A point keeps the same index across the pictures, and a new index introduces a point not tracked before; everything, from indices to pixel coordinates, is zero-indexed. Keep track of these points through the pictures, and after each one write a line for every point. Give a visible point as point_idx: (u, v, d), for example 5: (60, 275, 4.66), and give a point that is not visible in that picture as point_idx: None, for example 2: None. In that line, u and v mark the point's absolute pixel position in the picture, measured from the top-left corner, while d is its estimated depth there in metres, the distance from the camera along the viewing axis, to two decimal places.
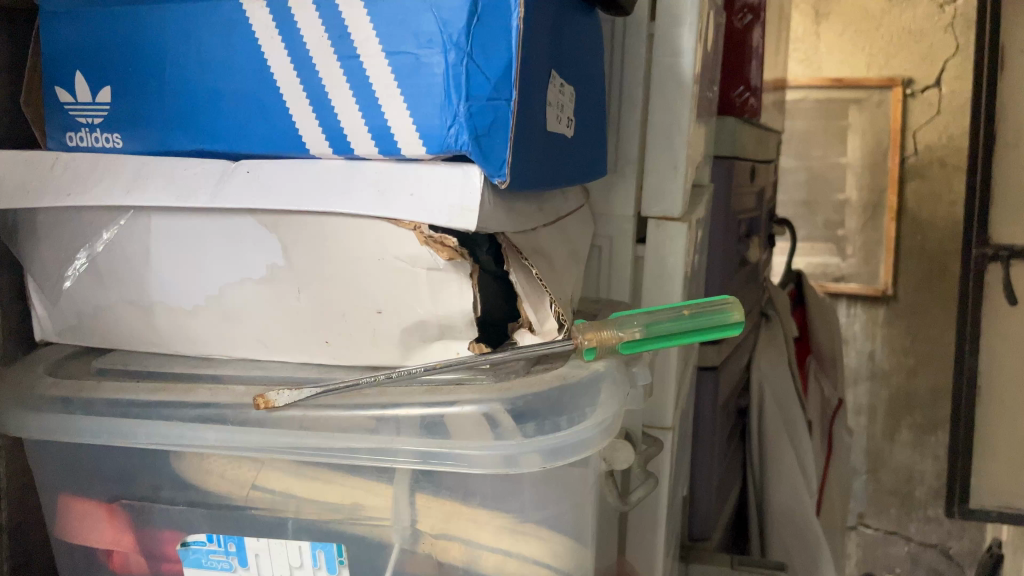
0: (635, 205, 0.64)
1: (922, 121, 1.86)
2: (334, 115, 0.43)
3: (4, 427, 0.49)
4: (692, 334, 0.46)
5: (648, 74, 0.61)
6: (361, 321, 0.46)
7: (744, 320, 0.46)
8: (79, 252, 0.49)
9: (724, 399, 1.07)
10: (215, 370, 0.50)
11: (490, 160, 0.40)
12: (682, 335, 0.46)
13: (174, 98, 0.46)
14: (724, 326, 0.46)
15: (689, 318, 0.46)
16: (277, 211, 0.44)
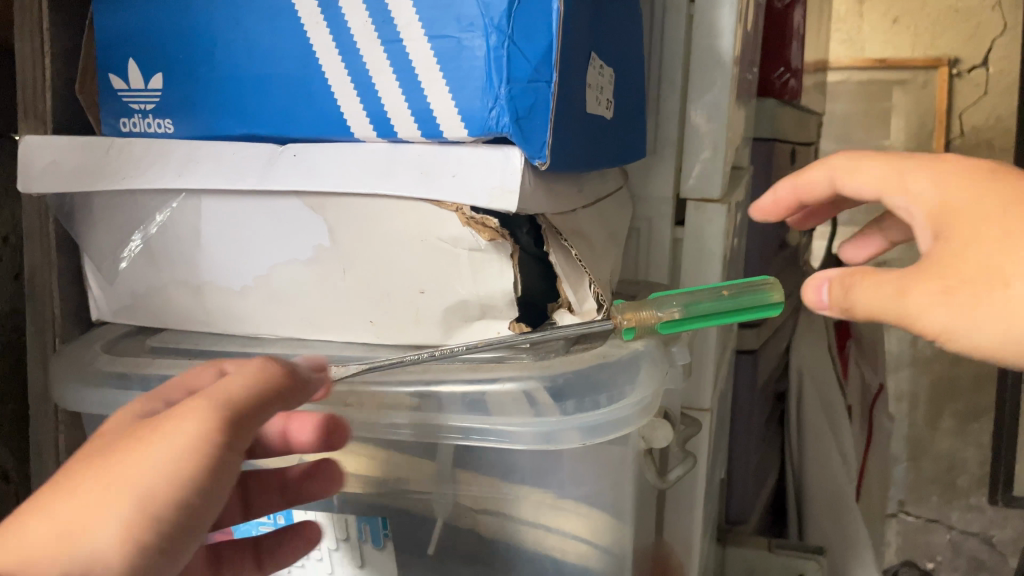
0: (674, 187, 0.64)
1: (967, 102, 1.83)
2: (377, 98, 0.44)
3: (64, 402, 0.51)
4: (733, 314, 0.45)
5: (688, 56, 0.61)
6: (403, 301, 0.47)
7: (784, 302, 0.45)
8: (134, 234, 0.51)
9: (762, 382, 1.07)
10: (263, 348, 0.52)
11: (531, 142, 0.41)
12: (722, 316, 0.45)
13: (223, 83, 0.47)
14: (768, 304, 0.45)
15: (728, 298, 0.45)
16: (323, 193, 0.46)
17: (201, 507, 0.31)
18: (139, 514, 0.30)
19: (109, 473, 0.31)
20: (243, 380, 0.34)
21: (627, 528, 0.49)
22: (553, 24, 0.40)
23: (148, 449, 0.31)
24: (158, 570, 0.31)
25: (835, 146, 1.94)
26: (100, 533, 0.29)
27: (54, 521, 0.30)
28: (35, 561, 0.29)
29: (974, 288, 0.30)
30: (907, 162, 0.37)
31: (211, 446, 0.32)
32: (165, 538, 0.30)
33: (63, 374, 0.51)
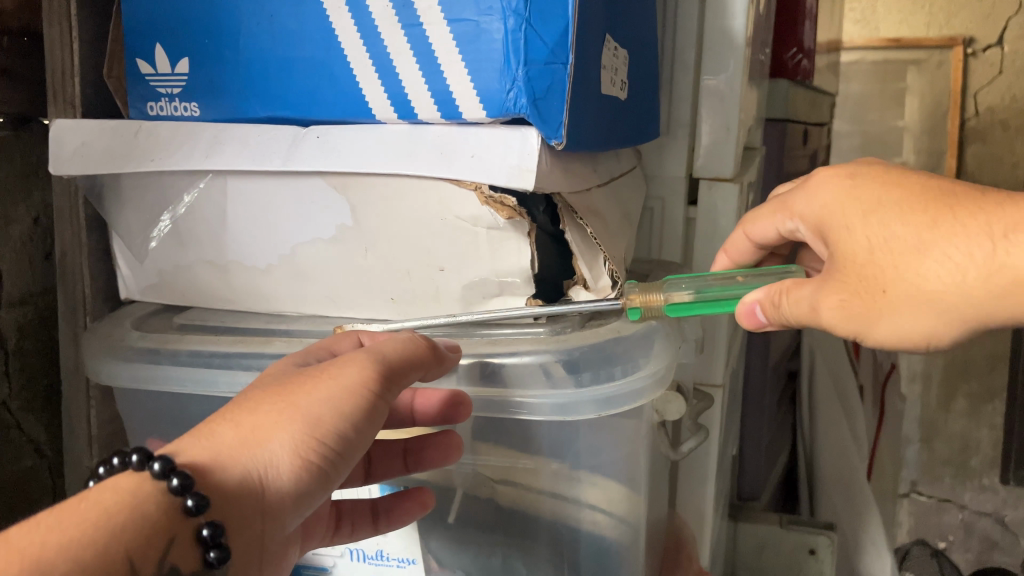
0: (686, 166, 0.65)
1: (982, 82, 1.81)
2: (398, 81, 0.45)
3: (97, 376, 0.52)
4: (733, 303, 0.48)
5: (701, 37, 0.62)
6: (424, 278, 0.49)
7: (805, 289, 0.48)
8: (163, 214, 0.53)
9: (775, 361, 1.08)
10: (287, 325, 0.53)
11: (547, 122, 0.42)
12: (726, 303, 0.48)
13: (248, 68, 0.49)
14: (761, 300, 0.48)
15: (743, 283, 0.48)
16: (346, 173, 0.47)
17: (355, 447, 0.36)
18: (314, 438, 0.35)
19: (289, 399, 0.36)
20: (393, 345, 0.39)
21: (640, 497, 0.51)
22: (568, 6, 0.40)
23: (321, 386, 0.36)
24: (312, 495, 0.35)
25: (849, 126, 1.94)
26: (282, 448, 0.34)
27: (239, 432, 0.35)
28: (225, 462, 0.34)
29: (862, 299, 0.41)
30: (804, 185, 0.46)
31: (371, 395, 0.37)
32: (327, 466, 0.35)
33: (95, 350, 0.53)
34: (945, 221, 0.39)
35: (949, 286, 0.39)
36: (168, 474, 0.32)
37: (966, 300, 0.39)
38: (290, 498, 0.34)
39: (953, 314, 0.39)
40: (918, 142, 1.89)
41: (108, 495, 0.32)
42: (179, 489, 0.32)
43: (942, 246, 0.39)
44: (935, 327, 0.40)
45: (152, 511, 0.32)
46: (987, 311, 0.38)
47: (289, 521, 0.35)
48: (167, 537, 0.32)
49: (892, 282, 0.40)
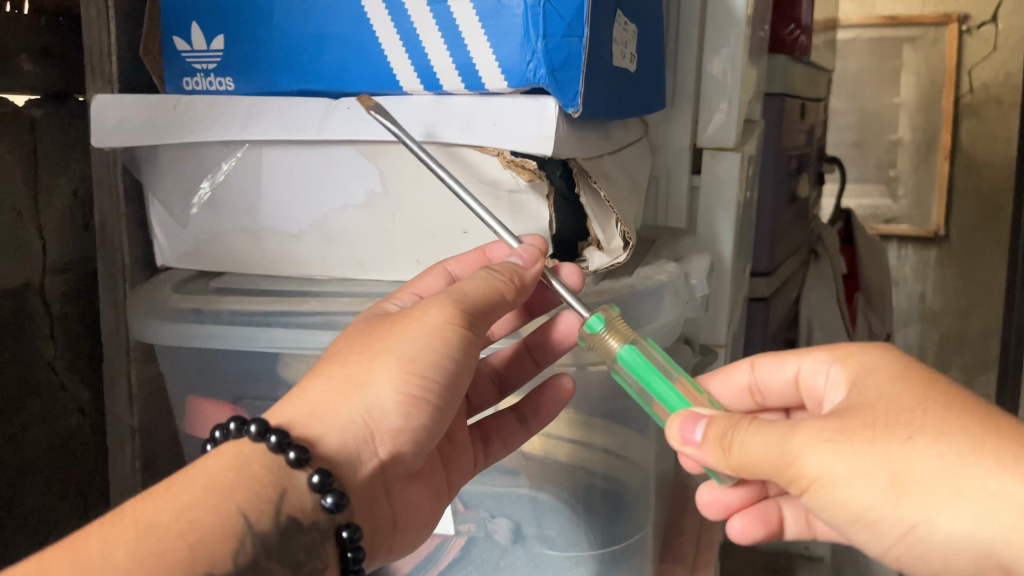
0: (691, 137, 0.68)
1: (978, 58, 1.84)
2: (424, 54, 0.49)
3: (143, 335, 0.57)
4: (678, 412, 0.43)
5: (703, 13, 0.65)
6: (449, 240, 0.53)
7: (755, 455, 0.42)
8: (202, 182, 0.56)
9: (774, 329, 1.12)
10: (317, 287, 0.56)
11: (565, 92, 0.46)
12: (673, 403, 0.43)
13: (281, 44, 0.52)
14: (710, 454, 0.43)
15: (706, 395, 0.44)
16: (375, 141, 0.51)
17: (447, 381, 0.41)
18: (401, 385, 0.39)
19: (380, 347, 0.40)
20: (476, 281, 0.42)
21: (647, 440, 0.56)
22: None
23: (403, 333, 0.40)
24: (416, 425, 0.40)
25: (845, 104, 1.96)
26: (373, 396, 0.39)
27: (336, 385, 0.40)
28: (323, 419, 0.39)
29: (858, 441, 0.33)
30: (830, 344, 0.43)
31: (453, 332, 0.40)
32: (420, 404, 0.40)
33: (140, 311, 0.57)
34: (1002, 448, 0.32)
35: (911, 446, 0.33)
36: (266, 434, 0.38)
37: (922, 470, 0.32)
38: (392, 435, 0.40)
39: (895, 478, 0.32)
40: (913, 119, 1.92)
41: (222, 462, 0.38)
42: (278, 445, 0.38)
43: (918, 416, 0.34)
44: (871, 490, 0.33)
45: (260, 472, 0.38)
46: (933, 494, 0.32)
47: (402, 452, 0.41)
48: (282, 487, 0.38)
49: (852, 423, 0.34)
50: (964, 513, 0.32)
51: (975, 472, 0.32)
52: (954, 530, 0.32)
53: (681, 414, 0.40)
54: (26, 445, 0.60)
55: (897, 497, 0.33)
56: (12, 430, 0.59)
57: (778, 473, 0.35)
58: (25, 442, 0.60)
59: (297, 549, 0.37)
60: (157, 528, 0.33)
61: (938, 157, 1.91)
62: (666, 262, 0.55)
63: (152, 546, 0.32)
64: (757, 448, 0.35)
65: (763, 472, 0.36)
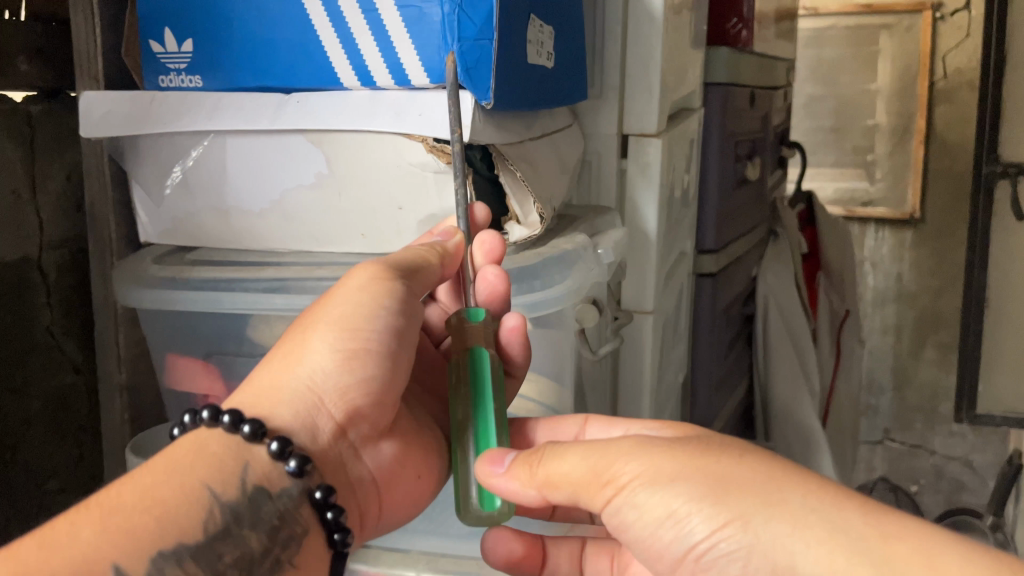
0: (618, 125, 0.76)
1: (951, 43, 1.91)
2: (360, 54, 0.56)
3: (127, 301, 0.65)
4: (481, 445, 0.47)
5: (626, 13, 0.73)
6: (386, 216, 0.60)
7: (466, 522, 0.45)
8: (174, 167, 0.64)
9: (726, 303, 1.19)
10: (277, 258, 0.65)
11: (478, 86, 0.53)
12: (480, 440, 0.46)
13: (240, 47, 0.60)
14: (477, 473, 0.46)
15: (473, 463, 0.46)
16: (320, 131, 0.59)
17: (385, 335, 0.46)
18: (339, 342, 0.45)
19: (316, 315, 0.47)
20: (404, 250, 0.50)
21: (565, 389, 0.63)
22: None
23: (337, 299, 0.47)
24: (364, 375, 0.46)
25: (820, 89, 2.04)
26: (315, 360, 0.45)
27: (281, 363, 0.46)
28: (277, 394, 0.45)
29: (671, 450, 0.40)
30: (665, 420, 0.51)
31: (381, 289, 0.47)
32: (363, 359, 0.46)
33: (125, 281, 0.65)
34: (796, 471, 0.38)
35: (738, 463, 0.39)
36: (218, 417, 0.43)
37: (739, 479, 0.38)
38: (342, 392, 0.45)
39: (716, 484, 0.37)
40: (889, 104, 1.99)
41: (186, 445, 0.43)
42: (232, 422, 0.43)
43: (745, 448, 0.40)
44: (689, 492, 0.37)
45: (220, 449, 0.42)
46: (749, 501, 0.37)
47: (361, 408, 0.46)
48: (243, 461, 0.42)
49: (680, 446, 0.40)
50: (776, 517, 0.36)
51: (786, 484, 0.37)
52: (760, 540, 0.36)
53: (491, 449, 0.44)
54: (26, 399, 0.69)
55: (712, 501, 0.37)
56: (14, 384, 0.68)
57: (595, 481, 0.40)
58: (25, 396, 0.69)
59: (269, 515, 0.42)
60: (121, 507, 0.37)
61: (913, 142, 1.98)
62: (576, 235, 0.63)
63: (118, 524, 0.36)
64: (583, 458, 0.41)
65: (580, 481, 0.41)
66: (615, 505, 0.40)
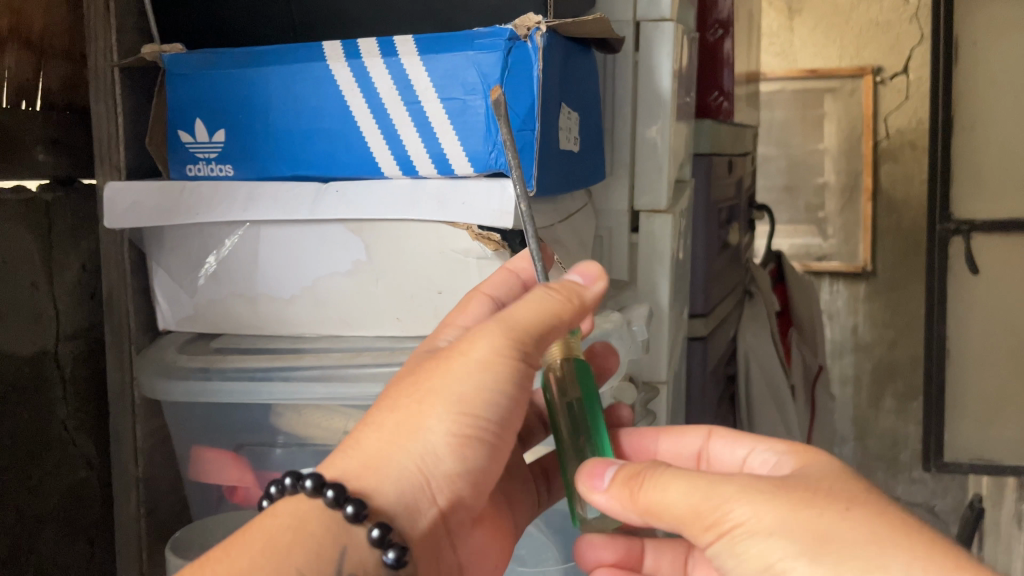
0: (628, 202, 0.78)
1: (892, 106, 2.01)
2: (402, 144, 0.57)
3: (154, 392, 0.64)
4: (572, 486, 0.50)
5: (635, 94, 0.76)
6: (425, 300, 0.61)
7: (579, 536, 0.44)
8: (208, 257, 0.64)
9: (713, 365, 1.21)
10: (307, 345, 0.64)
11: (521, 175, 0.55)
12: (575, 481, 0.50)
13: (276, 137, 0.60)
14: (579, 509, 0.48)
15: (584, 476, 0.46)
16: (361, 220, 0.59)
17: (500, 421, 0.43)
18: (455, 427, 0.42)
19: (428, 386, 0.42)
20: (529, 308, 0.44)
21: None
22: (534, 85, 0.54)
23: (453, 371, 0.42)
24: (471, 461, 0.43)
25: (775, 149, 2.12)
26: (431, 442, 0.42)
27: (389, 434, 0.42)
28: (381, 470, 0.42)
29: (783, 497, 0.37)
30: (791, 445, 0.47)
31: (512, 374, 0.43)
32: (474, 445, 0.43)
33: (151, 372, 0.64)
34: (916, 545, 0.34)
35: (844, 524, 0.35)
36: (324, 492, 0.40)
37: (846, 540, 0.35)
38: (449, 477, 0.43)
39: (812, 538, 0.35)
40: (837, 163, 2.07)
41: (285, 514, 0.41)
42: (335, 502, 0.40)
43: (859, 500, 0.37)
44: (785, 546, 0.35)
45: (319, 530, 0.40)
46: (849, 566, 0.34)
47: (460, 491, 0.44)
48: (341, 544, 0.40)
49: (786, 496, 0.37)
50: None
51: (890, 553, 0.34)
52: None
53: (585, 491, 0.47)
54: (42, 496, 0.67)
55: (810, 559, 0.35)
56: (30, 483, 0.65)
57: (697, 521, 0.39)
58: (40, 494, 0.66)
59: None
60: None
61: (861, 199, 2.07)
62: (612, 312, 0.64)
63: None
64: (687, 494, 0.39)
65: (681, 517, 0.39)
66: (713, 545, 0.38)
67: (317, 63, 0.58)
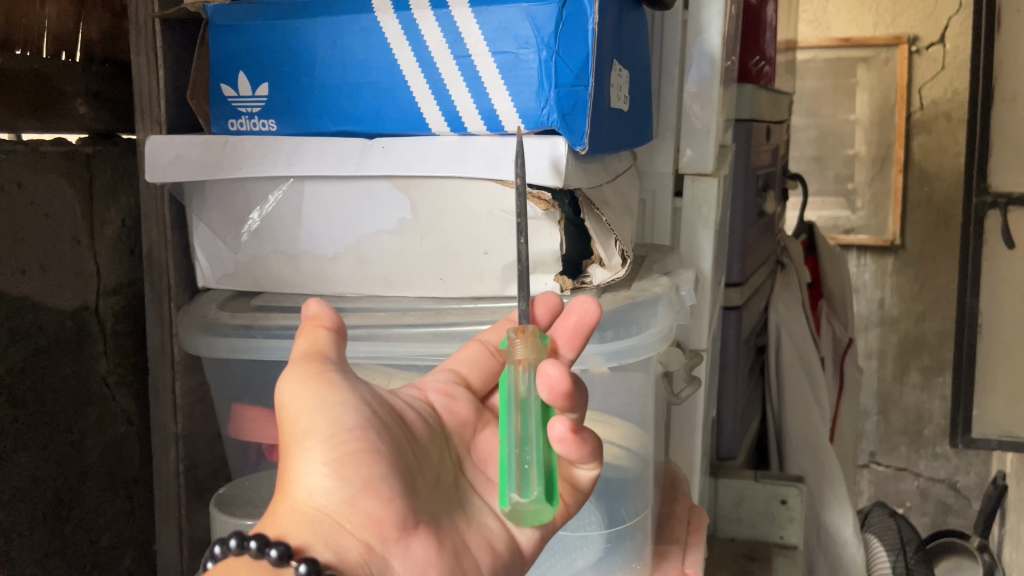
0: (673, 164, 0.77)
1: (927, 76, 1.98)
2: (451, 100, 0.56)
3: (197, 349, 0.64)
4: (506, 442, 0.42)
5: (683, 53, 0.74)
6: (471, 261, 0.59)
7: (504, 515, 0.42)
8: (251, 214, 0.63)
9: (747, 334, 1.20)
10: (347, 304, 0.63)
11: (574, 132, 0.53)
12: (505, 437, 0.42)
13: (321, 92, 0.59)
14: (508, 479, 0.41)
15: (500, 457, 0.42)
16: (407, 176, 0.58)
17: (363, 427, 0.41)
18: (318, 453, 0.40)
19: (285, 444, 0.42)
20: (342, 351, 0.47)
21: (647, 432, 0.62)
22: (588, 39, 0.51)
23: (292, 413, 0.42)
24: (363, 476, 0.40)
25: (805, 120, 2.08)
26: (309, 483, 0.40)
27: (276, 501, 0.41)
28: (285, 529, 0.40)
29: None
30: None
31: (320, 381, 0.42)
32: (351, 460, 0.40)
33: (192, 329, 0.64)
34: None
35: None
36: (246, 544, 0.39)
37: None
38: (348, 505, 0.40)
39: None
40: (869, 134, 2.03)
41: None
42: (258, 548, 0.38)
43: None
44: None
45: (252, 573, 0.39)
46: None
47: (378, 513, 0.40)
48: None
49: None
50: None
51: None
52: None
53: None
54: (83, 450, 0.68)
55: None
56: (72, 438, 0.67)
57: None
58: (82, 448, 0.68)
59: None
60: None
61: (892, 170, 2.03)
62: (661, 278, 0.65)
63: None
64: None
65: None
66: None
67: (364, 15, 0.57)
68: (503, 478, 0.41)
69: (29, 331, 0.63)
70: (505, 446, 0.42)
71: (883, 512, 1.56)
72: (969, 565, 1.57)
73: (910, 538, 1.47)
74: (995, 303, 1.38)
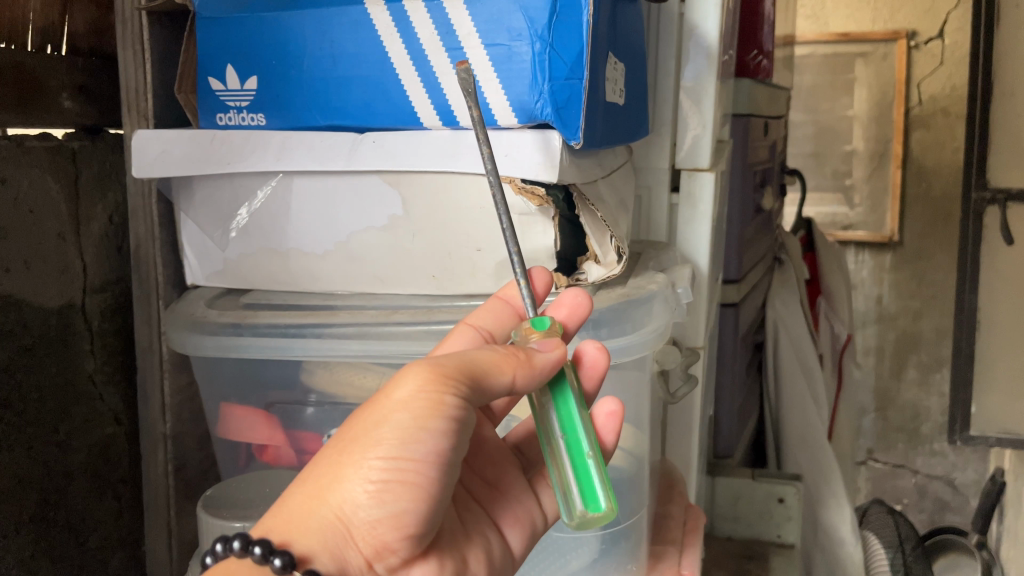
0: (669, 159, 0.76)
1: (925, 71, 1.97)
2: (443, 94, 0.55)
3: (183, 348, 0.62)
4: (579, 451, 0.42)
5: (679, 48, 0.72)
6: (464, 257, 0.58)
7: (570, 525, 0.42)
8: (239, 210, 0.62)
9: (744, 331, 1.19)
10: (338, 302, 0.62)
11: (568, 127, 0.51)
12: (576, 447, 0.42)
13: (310, 86, 0.58)
14: (592, 489, 0.41)
15: (567, 466, 0.42)
16: (398, 171, 0.57)
17: (429, 465, 0.39)
18: (374, 470, 0.38)
19: (348, 437, 0.39)
20: (486, 354, 0.40)
21: (642, 431, 0.61)
22: (582, 31, 0.50)
23: (378, 413, 0.39)
24: (401, 510, 0.39)
25: (802, 116, 2.07)
26: (348, 491, 0.39)
27: (309, 488, 0.40)
28: (298, 527, 0.39)
29: None
30: None
31: (428, 411, 0.38)
32: (398, 490, 0.38)
33: (179, 327, 0.63)
34: None
35: None
36: (249, 549, 0.39)
37: None
38: (372, 525, 0.39)
39: None
40: (867, 130, 2.02)
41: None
42: (262, 555, 0.38)
43: None
44: None
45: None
46: None
47: (391, 543, 0.39)
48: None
49: None
50: None
51: None
52: None
53: None
54: (69, 451, 0.67)
55: None
56: (58, 438, 0.66)
57: None
58: (69, 449, 0.67)
59: None
60: None
61: (890, 167, 2.02)
62: (657, 275, 0.64)
63: None
64: None
65: None
66: None
67: (353, 7, 0.56)
68: (582, 488, 0.42)
69: (13, 330, 0.62)
70: (579, 456, 0.42)
71: (881, 510, 1.56)
72: (967, 563, 1.56)
73: (908, 536, 1.46)
74: (993, 299, 1.37)
